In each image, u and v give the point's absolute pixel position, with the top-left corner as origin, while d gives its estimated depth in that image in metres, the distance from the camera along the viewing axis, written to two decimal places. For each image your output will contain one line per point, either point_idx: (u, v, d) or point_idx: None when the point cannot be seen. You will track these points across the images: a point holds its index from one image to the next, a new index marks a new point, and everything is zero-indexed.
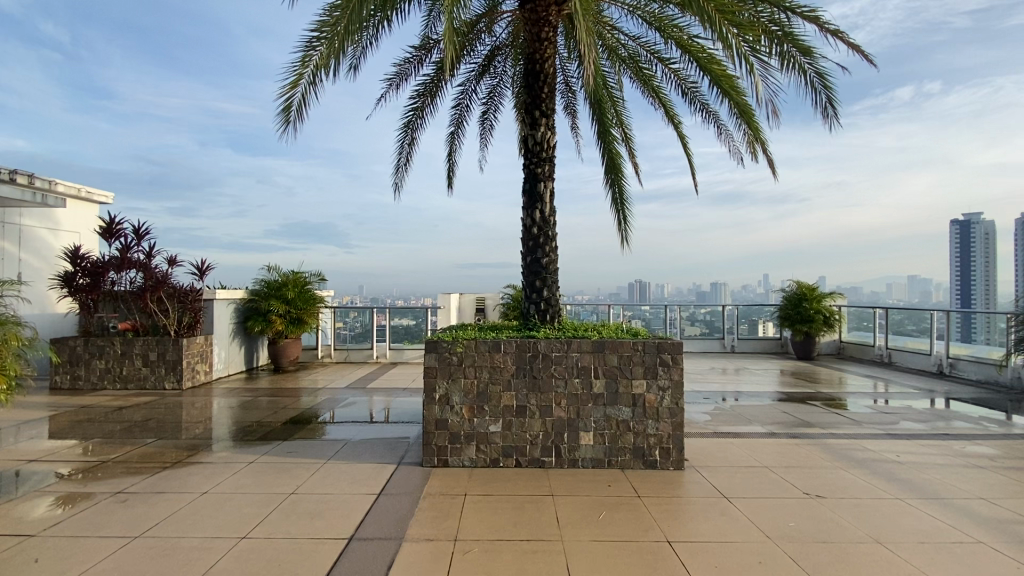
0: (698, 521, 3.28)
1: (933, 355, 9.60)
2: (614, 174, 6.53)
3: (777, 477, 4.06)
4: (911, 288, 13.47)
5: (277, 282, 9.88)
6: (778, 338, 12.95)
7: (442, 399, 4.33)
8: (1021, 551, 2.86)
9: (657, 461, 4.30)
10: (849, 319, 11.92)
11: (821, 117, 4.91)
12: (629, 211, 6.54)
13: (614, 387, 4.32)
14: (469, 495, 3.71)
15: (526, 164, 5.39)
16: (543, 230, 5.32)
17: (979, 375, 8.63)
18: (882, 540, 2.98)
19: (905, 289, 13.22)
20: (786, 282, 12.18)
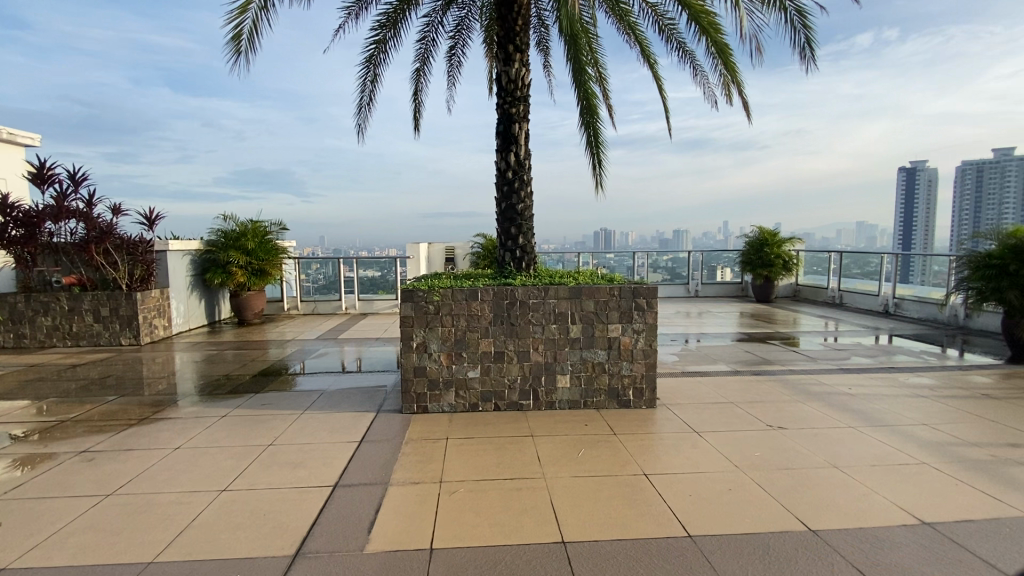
0: (671, 454, 3.45)
1: (880, 296, 10.13)
2: (589, 117, 6.34)
3: (741, 411, 4.30)
4: (861, 233, 14.06)
5: (234, 232, 9.39)
6: (739, 282, 13.39)
7: (419, 347, 4.28)
8: (954, 467, 3.15)
9: (630, 400, 4.45)
10: (805, 263, 12.39)
11: (799, 59, 4.84)
12: (604, 155, 6.42)
13: (590, 331, 4.37)
14: (450, 439, 3.76)
15: (499, 103, 5.16)
16: (518, 174, 5.16)
17: (920, 313, 9.18)
18: (838, 465, 3.22)
19: (857, 234, 13.81)
20: (748, 228, 12.62)
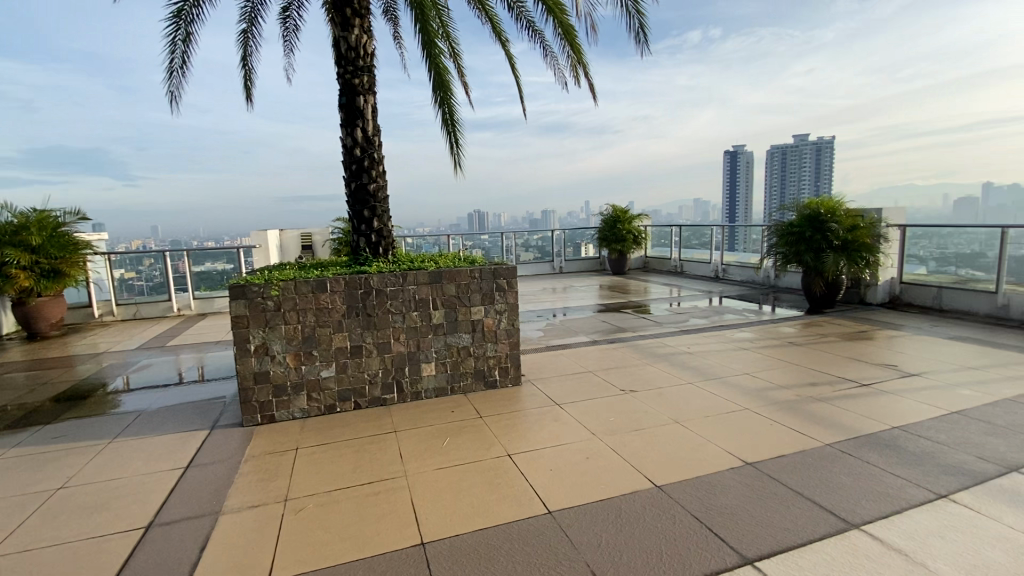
0: (535, 430, 3.48)
1: (712, 263, 11.57)
2: (442, 92, 6.08)
3: (599, 379, 4.54)
4: (697, 209, 15.90)
5: (9, 224, 7.45)
6: (597, 257, 14.34)
7: (259, 350, 3.75)
8: (768, 408, 3.64)
9: (497, 381, 4.44)
10: (652, 237, 13.66)
11: (635, 44, 5.11)
12: (461, 133, 6.24)
13: (452, 316, 4.23)
14: (301, 449, 3.37)
15: (339, 73, 4.68)
16: (366, 151, 4.76)
17: (742, 276, 10.69)
18: (679, 419, 3.52)
19: (693, 210, 15.58)
20: (605, 206, 13.58)
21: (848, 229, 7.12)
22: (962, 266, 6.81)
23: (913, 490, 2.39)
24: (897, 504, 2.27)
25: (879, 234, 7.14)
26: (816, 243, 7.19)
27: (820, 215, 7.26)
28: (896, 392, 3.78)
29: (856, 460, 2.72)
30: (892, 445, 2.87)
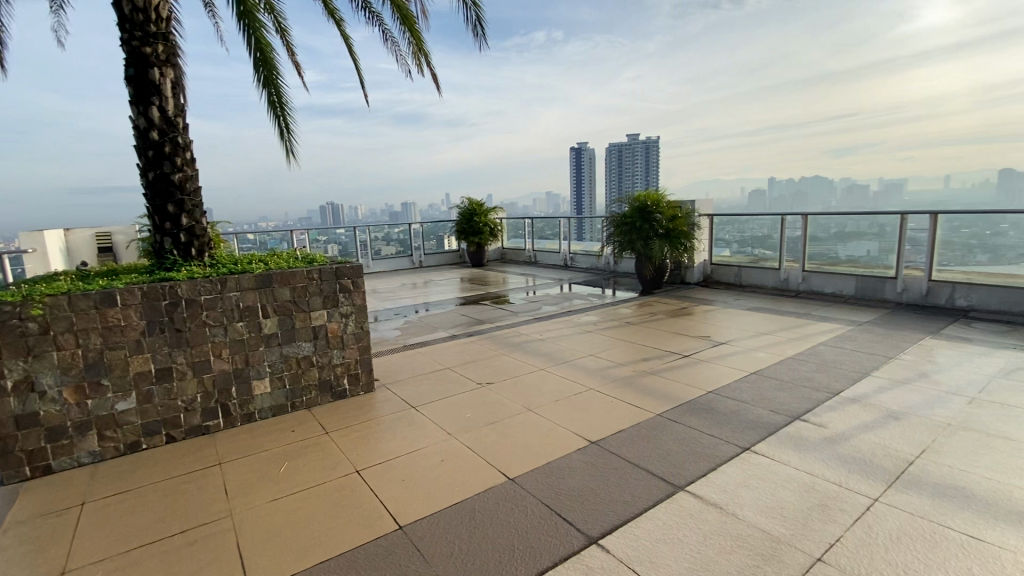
0: (387, 439, 3.28)
1: (562, 253, 12.30)
2: (266, 71, 5.38)
3: (456, 375, 4.47)
4: (548, 202, 16.75)
5: None
6: (457, 250, 14.27)
7: (19, 386, 2.93)
8: (612, 385, 3.93)
9: (346, 389, 4.12)
10: (507, 229, 14.07)
11: (473, 36, 5.10)
12: (292, 119, 5.63)
13: (289, 323, 3.79)
14: (89, 503, 2.73)
15: (124, 38, 3.85)
16: (168, 135, 3.99)
17: (587, 264, 11.56)
18: (532, 407, 3.62)
19: (545, 202, 16.39)
20: (461, 199, 13.59)
21: (669, 219, 8.06)
22: (756, 247, 8.17)
23: (725, 446, 2.74)
24: (714, 462, 2.57)
25: (693, 223, 8.21)
26: (645, 232, 8.02)
27: (646, 207, 8.12)
28: (710, 360, 4.36)
29: (681, 426, 3.03)
30: (709, 408, 3.28)
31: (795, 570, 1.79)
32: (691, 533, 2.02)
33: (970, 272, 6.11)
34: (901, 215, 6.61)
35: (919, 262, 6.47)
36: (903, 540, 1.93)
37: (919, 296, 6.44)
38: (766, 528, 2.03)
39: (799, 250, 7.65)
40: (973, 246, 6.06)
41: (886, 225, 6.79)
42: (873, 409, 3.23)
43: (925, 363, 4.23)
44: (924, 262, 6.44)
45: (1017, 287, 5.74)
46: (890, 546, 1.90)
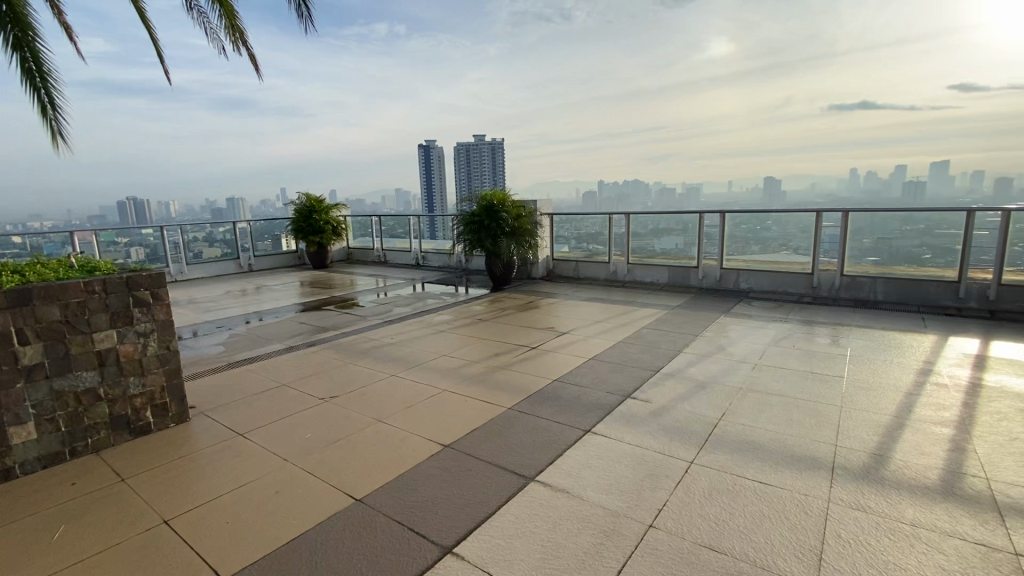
0: (207, 477, 2.81)
1: (412, 252, 12.00)
2: (15, 28, 4.21)
3: (293, 392, 4.04)
4: (398, 199, 16.24)
5: None
6: (296, 251, 13.00)
7: None
8: (464, 383, 3.92)
9: (150, 424, 3.44)
10: (352, 228, 13.30)
11: (298, 16, 4.65)
12: (57, 91, 4.48)
13: (61, 350, 3.00)
14: None
15: None
16: None
17: (439, 262, 11.44)
18: (381, 417, 3.42)
19: (393, 200, 15.86)
20: (298, 195, 12.47)
21: (514, 218, 8.38)
22: (591, 243, 8.93)
23: (569, 431, 2.91)
24: (559, 448, 2.72)
25: (536, 221, 8.64)
26: (492, 230, 8.24)
27: (492, 206, 8.33)
28: (555, 350, 4.62)
29: (530, 416, 3.14)
30: (554, 396, 3.46)
31: (632, 540, 1.96)
32: (542, 523, 2.08)
33: (748, 260, 7.48)
34: (699, 214, 7.85)
35: (713, 253, 7.75)
36: (713, 495, 2.25)
37: (714, 282, 7.71)
38: (607, 505, 2.19)
39: (625, 245, 8.59)
40: (749, 240, 7.44)
41: (688, 222, 7.97)
42: (686, 381, 3.74)
43: (722, 338, 5.05)
44: (716, 253, 7.74)
45: (779, 271, 7.21)
46: (704, 502, 2.19)
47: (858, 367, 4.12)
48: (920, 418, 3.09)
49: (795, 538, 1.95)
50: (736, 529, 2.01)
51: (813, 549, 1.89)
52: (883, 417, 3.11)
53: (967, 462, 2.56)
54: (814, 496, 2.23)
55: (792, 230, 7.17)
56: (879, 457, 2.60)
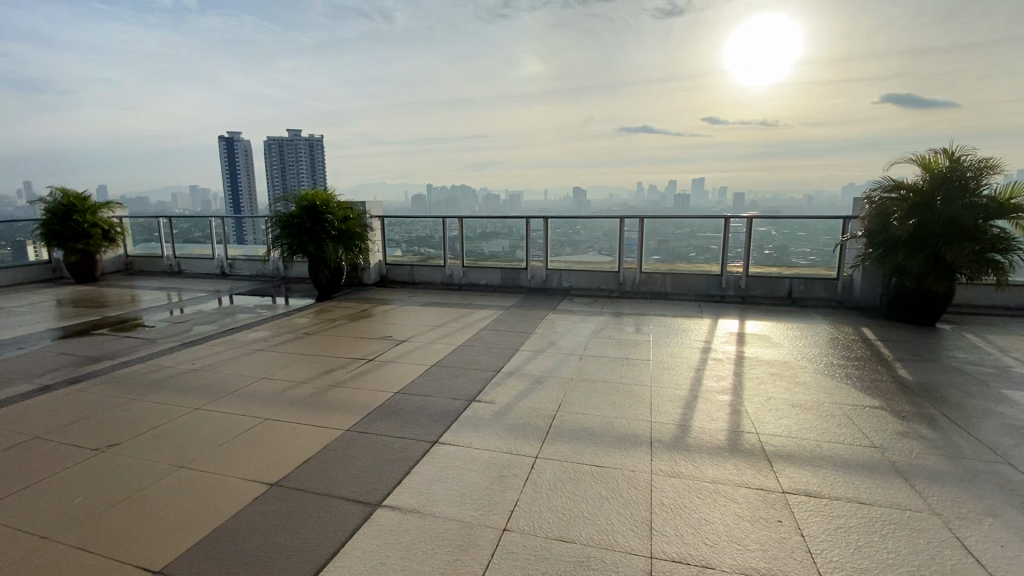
0: None
1: (216, 259, 10.27)
2: None
3: (47, 443, 3.03)
4: (194, 197, 13.79)
5: None
6: (49, 262, 10.13)
7: None
8: (291, 402, 3.44)
9: None
10: (131, 232, 10.91)
11: None
12: None
13: None
14: None
15: None
16: None
17: (251, 271, 9.97)
18: (185, 455, 2.77)
19: (189, 198, 13.42)
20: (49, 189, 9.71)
21: (341, 220, 7.78)
22: (422, 247, 8.81)
23: (415, 445, 2.77)
24: (408, 465, 2.56)
25: (365, 224, 8.15)
26: (315, 234, 7.54)
27: (315, 206, 7.63)
28: (393, 360, 4.39)
29: (371, 435, 2.91)
30: (396, 410, 3.27)
31: (488, 549, 1.93)
32: (393, 552, 1.92)
33: (568, 262, 8.19)
34: (525, 219, 8.34)
35: (538, 256, 8.30)
36: (558, 486, 2.35)
37: (540, 282, 8.27)
38: (460, 518, 2.12)
39: (457, 249, 8.67)
40: (563, 243, 8.17)
41: (513, 227, 8.41)
42: (524, 378, 3.90)
43: (551, 333, 5.42)
44: (542, 256, 8.29)
45: (593, 271, 8.06)
46: (551, 495, 2.28)
47: (659, 351, 4.81)
48: (706, 389, 3.73)
49: (630, 513, 2.14)
50: (581, 515, 2.13)
51: (645, 520, 2.10)
52: (682, 392, 3.66)
53: (742, 421, 3.15)
54: (640, 471, 2.50)
55: (598, 235, 8.08)
56: (683, 427, 3.04)
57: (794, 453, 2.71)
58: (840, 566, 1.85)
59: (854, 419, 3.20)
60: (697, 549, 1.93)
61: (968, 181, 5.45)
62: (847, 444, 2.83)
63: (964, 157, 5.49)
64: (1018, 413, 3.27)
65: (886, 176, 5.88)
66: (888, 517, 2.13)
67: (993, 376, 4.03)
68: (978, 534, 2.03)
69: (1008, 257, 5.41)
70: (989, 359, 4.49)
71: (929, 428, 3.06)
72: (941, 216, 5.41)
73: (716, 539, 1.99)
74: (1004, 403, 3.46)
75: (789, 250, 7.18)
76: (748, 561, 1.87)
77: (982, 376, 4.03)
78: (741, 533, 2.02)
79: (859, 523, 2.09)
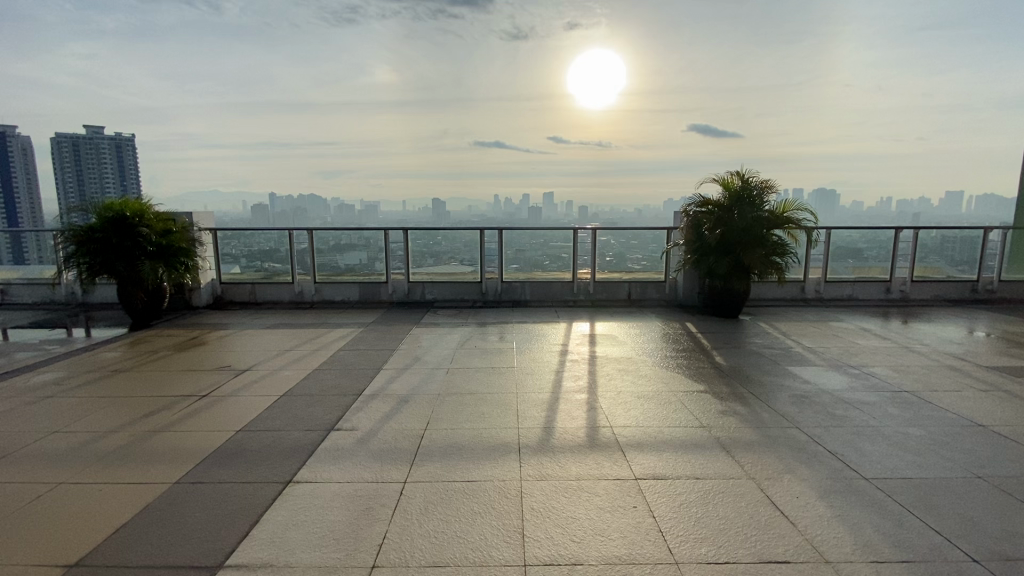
0: None
1: None
2: None
3: None
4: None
5: None
6: None
7: None
8: (94, 459, 2.78)
9: None
10: None
11: None
12: None
13: None
14: None
15: None
16: None
17: (33, 298, 7.93)
18: None
19: None
20: None
21: (161, 234, 6.64)
22: (265, 262, 7.95)
23: (265, 489, 2.46)
24: (257, 514, 2.25)
25: (193, 238, 7.06)
26: (125, 250, 6.33)
27: (124, 218, 6.37)
28: (234, 393, 3.86)
29: (208, 484, 2.50)
30: (238, 451, 2.86)
31: None
32: None
33: (429, 274, 8.10)
34: (384, 231, 8.08)
35: (399, 269, 8.06)
36: (429, 508, 2.27)
37: (402, 296, 8.04)
38: (322, 563, 1.93)
39: (307, 263, 8.03)
40: (425, 254, 8.06)
41: (370, 238, 8.07)
42: (389, 399, 3.71)
43: (415, 348, 5.28)
44: (403, 268, 8.07)
45: (455, 282, 8.09)
46: (422, 520, 2.19)
47: (521, 357, 4.98)
48: (565, 390, 3.95)
49: (502, 524, 2.16)
50: (454, 536, 2.08)
51: (517, 529, 2.13)
52: (544, 394, 3.84)
53: (598, 416, 3.41)
54: (509, 479, 2.54)
55: (458, 245, 8.11)
56: (547, 429, 3.18)
57: (642, 442, 3.00)
58: (685, 539, 2.08)
59: (687, 404, 3.67)
60: (567, 548, 2.01)
61: (755, 198, 6.68)
62: (683, 427, 3.22)
63: (752, 179, 6.72)
64: (799, 385, 4.06)
65: (698, 194, 6.94)
66: (717, 487, 2.47)
67: (781, 356, 4.96)
68: (782, 490, 2.45)
69: (784, 259, 6.75)
70: (777, 342, 5.53)
71: (741, 405, 3.64)
72: (738, 227, 6.55)
73: (582, 535, 2.10)
74: (789, 377, 4.28)
75: (625, 256, 8.02)
76: (611, 550, 2.00)
77: (773, 357, 4.94)
78: (605, 525, 2.17)
79: (696, 496, 2.39)
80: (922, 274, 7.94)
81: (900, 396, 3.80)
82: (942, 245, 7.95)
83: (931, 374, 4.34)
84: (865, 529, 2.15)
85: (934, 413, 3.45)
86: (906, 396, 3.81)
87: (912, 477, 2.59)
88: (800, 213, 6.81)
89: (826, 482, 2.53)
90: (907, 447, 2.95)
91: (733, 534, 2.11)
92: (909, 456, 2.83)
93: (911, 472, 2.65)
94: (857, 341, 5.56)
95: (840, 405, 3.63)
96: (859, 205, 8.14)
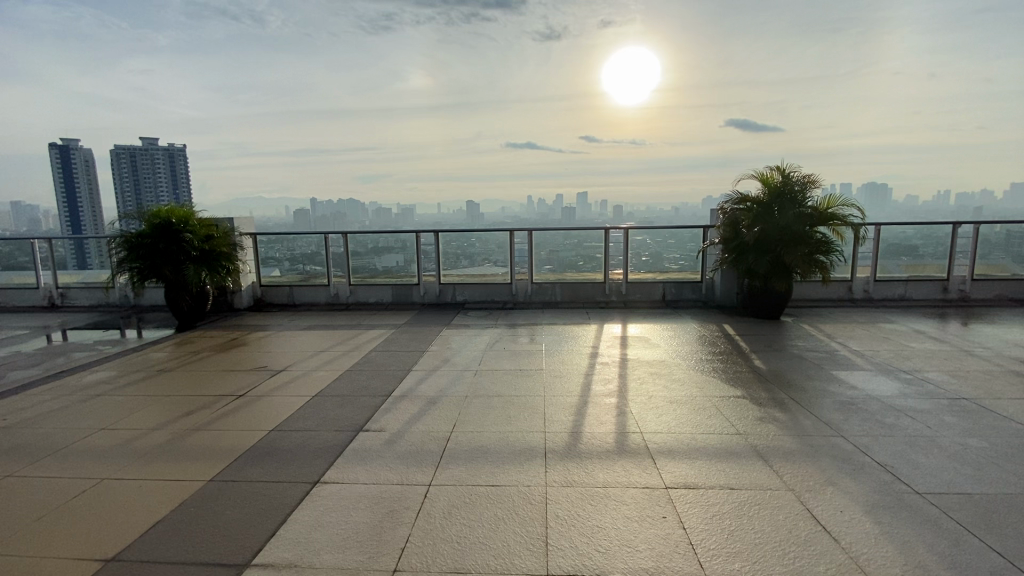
0: None
1: (42, 288, 8.52)
2: None
3: None
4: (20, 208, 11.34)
5: None
6: None
7: None
8: (136, 457, 2.89)
9: None
10: None
11: None
12: None
13: None
14: None
15: None
16: None
17: (89, 301, 8.44)
18: None
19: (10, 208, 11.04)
20: None
21: (204, 239, 6.93)
22: (307, 265, 8.20)
23: (293, 489, 2.50)
24: (284, 514, 2.28)
25: (234, 243, 7.32)
26: (171, 256, 6.64)
27: (171, 224, 6.68)
28: (268, 393, 3.96)
29: (240, 483, 2.56)
30: (270, 451, 2.92)
31: None
32: None
33: (461, 275, 8.12)
34: (416, 233, 8.17)
35: (430, 271, 8.13)
36: (453, 513, 2.25)
37: (434, 297, 8.10)
38: (344, 565, 1.94)
39: (344, 265, 8.20)
40: (459, 256, 8.08)
41: (405, 241, 8.17)
42: (417, 401, 3.72)
43: (445, 350, 5.28)
44: (434, 269, 8.13)
45: (486, 283, 8.09)
46: (445, 524, 2.17)
47: (551, 359, 4.92)
48: (595, 394, 3.87)
49: (526, 532, 2.11)
50: (477, 541, 2.06)
51: (540, 536, 2.08)
52: (573, 398, 3.77)
53: (628, 422, 3.31)
54: (535, 485, 2.49)
55: (492, 247, 8.11)
56: (574, 434, 3.11)
57: (673, 449, 2.89)
58: (717, 553, 1.98)
59: (722, 410, 3.51)
60: (592, 558, 1.95)
61: (797, 194, 6.39)
62: (717, 435, 3.09)
63: (793, 174, 6.43)
64: (845, 391, 3.83)
65: (735, 191, 6.70)
66: (753, 499, 2.35)
67: (826, 360, 4.70)
68: (824, 503, 2.31)
69: (830, 258, 6.42)
70: (822, 345, 5.26)
71: (781, 411, 3.47)
72: (778, 224, 6.29)
73: (607, 545, 2.03)
74: (835, 383, 4.04)
75: (662, 256, 7.84)
76: (638, 562, 1.93)
77: (817, 361, 4.69)
78: (631, 535, 2.09)
79: (730, 508, 2.28)
80: (985, 272, 7.40)
81: (959, 404, 3.52)
82: (1007, 241, 7.39)
83: (993, 380, 4.02)
84: (917, 549, 1.99)
85: (996, 424, 3.19)
86: (964, 404, 3.53)
87: (972, 493, 2.39)
88: (846, 208, 6.45)
89: (872, 496, 2.37)
90: (965, 459, 2.73)
91: (769, 550, 2.00)
92: (966, 469, 2.62)
93: (971, 487, 2.44)
94: (911, 344, 5.21)
95: (890, 413, 3.40)
96: (914, 199, 7.67)
